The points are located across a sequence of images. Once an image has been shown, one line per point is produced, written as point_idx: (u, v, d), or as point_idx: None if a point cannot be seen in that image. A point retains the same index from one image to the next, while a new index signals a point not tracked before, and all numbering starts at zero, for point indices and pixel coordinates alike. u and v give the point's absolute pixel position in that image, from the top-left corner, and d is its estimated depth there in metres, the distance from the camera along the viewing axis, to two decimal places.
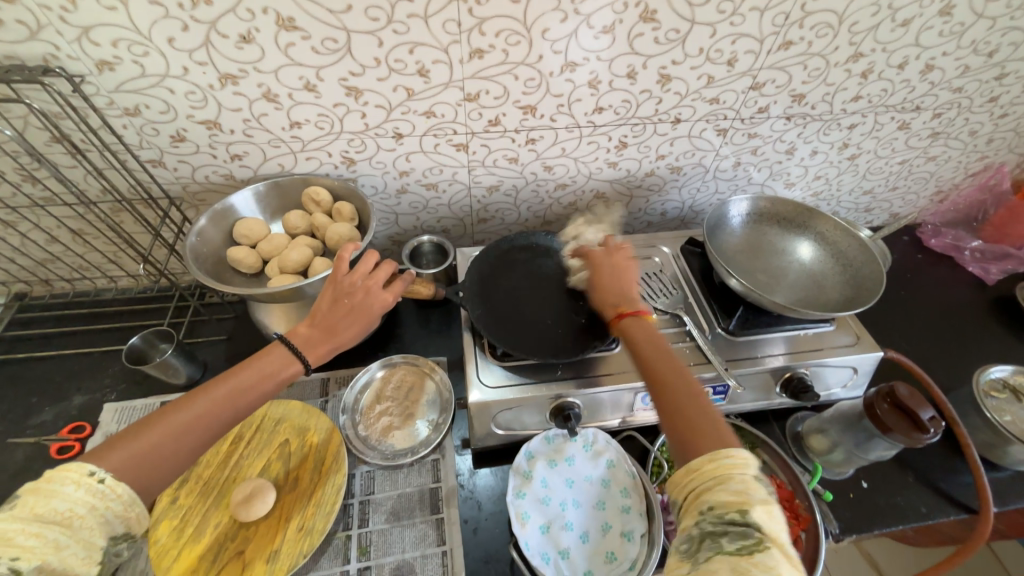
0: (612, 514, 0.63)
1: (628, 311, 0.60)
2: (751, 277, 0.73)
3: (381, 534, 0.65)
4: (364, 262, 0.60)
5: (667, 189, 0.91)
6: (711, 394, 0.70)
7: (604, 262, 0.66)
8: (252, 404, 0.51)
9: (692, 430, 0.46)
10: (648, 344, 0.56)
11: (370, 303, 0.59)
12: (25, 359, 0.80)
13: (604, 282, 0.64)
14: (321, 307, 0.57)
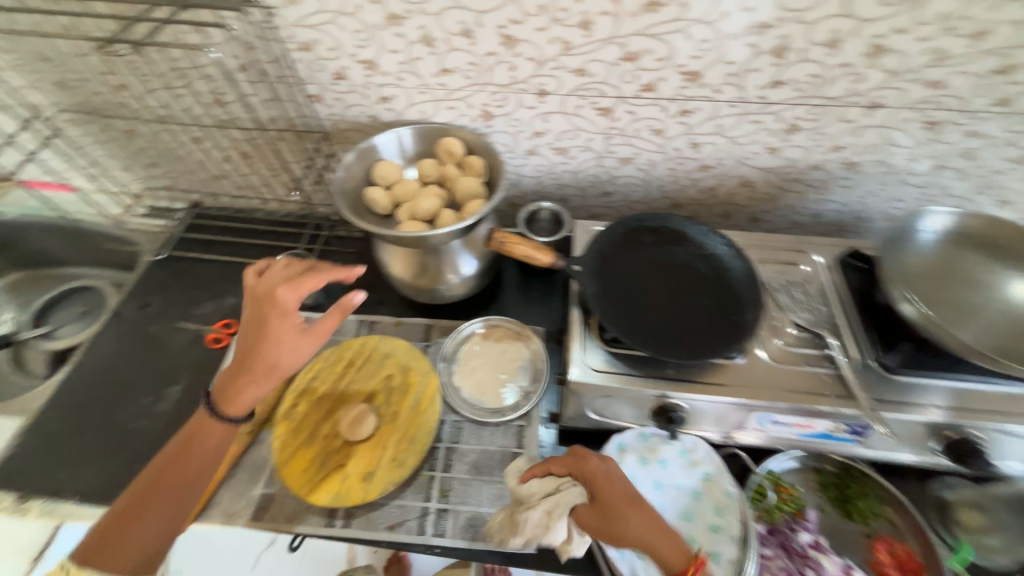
0: (699, 530, 0.58)
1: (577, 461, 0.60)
2: (937, 304, 0.60)
3: (462, 483, 0.67)
4: (291, 302, 0.59)
5: (831, 187, 0.77)
6: (845, 432, 0.60)
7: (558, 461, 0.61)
8: (256, 398, 0.60)
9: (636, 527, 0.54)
10: (585, 467, 0.59)
11: (285, 301, 0.59)
12: (194, 259, 0.94)
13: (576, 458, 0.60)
14: (281, 302, 0.59)
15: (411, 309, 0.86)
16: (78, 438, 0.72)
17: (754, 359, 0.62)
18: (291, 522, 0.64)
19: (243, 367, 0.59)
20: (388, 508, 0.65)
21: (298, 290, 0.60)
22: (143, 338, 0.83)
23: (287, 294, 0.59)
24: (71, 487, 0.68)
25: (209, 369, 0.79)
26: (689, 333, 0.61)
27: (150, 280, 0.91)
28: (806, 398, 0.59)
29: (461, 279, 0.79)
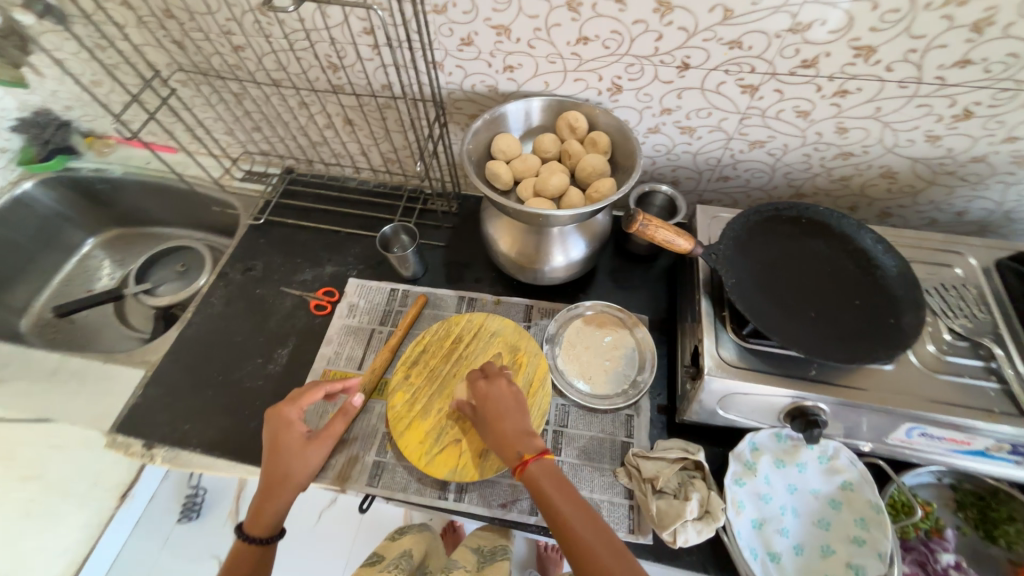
0: (837, 539, 0.57)
1: (531, 454, 0.56)
2: None
3: (572, 467, 0.67)
4: (292, 415, 0.62)
5: (988, 182, 0.70)
6: (1006, 452, 0.55)
7: (494, 387, 0.62)
8: (280, 512, 0.60)
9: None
10: (557, 494, 0.53)
11: (292, 439, 0.61)
12: (292, 225, 0.95)
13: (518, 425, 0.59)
14: (286, 445, 0.61)
15: (509, 288, 0.85)
16: (198, 393, 0.76)
17: (904, 366, 0.58)
18: (406, 491, 0.65)
19: (262, 489, 0.60)
20: (499, 486, 0.65)
21: (300, 403, 0.63)
22: (249, 300, 0.85)
23: (289, 409, 0.63)
24: (196, 438, 0.72)
25: (314, 334, 0.81)
26: (839, 333, 0.56)
27: (251, 244, 0.93)
28: (968, 413, 0.54)
29: (566, 262, 0.76)
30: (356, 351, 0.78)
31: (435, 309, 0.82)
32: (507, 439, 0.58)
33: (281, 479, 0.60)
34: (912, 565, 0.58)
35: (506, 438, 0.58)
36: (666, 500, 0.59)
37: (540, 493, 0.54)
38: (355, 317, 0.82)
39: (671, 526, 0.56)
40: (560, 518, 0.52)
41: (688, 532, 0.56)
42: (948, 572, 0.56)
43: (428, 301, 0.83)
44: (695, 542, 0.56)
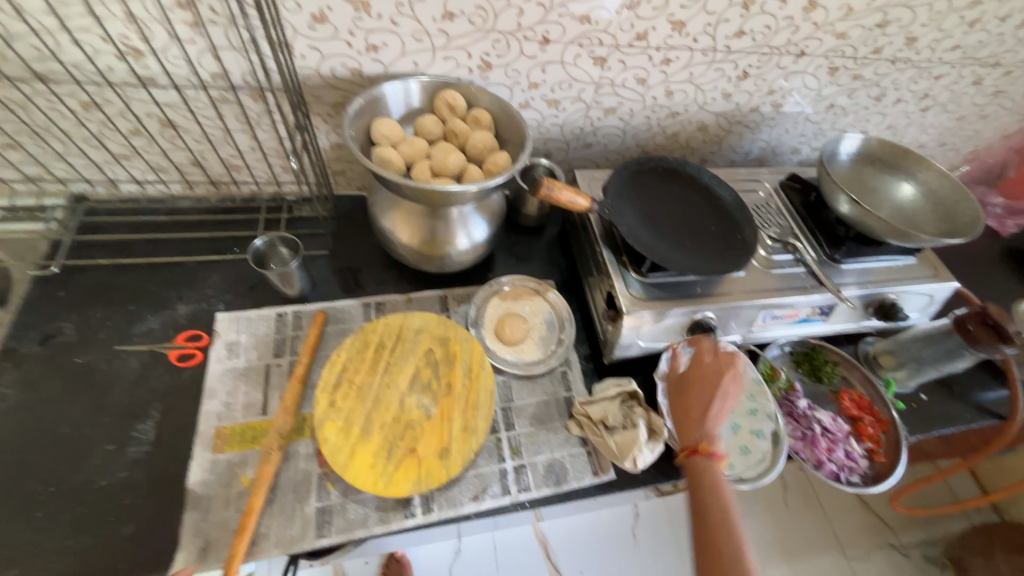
0: (740, 415, 0.71)
1: (699, 447, 0.58)
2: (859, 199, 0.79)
3: (528, 436, 0.68)
4: None
5: (762, 127, 0.94)
6: (818, 314, 0.76)
7: (702, 373, 0.63)
8: None
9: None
10: (710, 485, 0.56)
11: None
12: (106, 267, 0.73)
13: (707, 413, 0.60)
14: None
15: (416, 283, 0.80)
16: (14, 520, 0.53)
17: (751, 269, 0.74)
18: (366, 524, 0.58)
19: None
20: (465, 481, 0.63)
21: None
22: (67, 375, 0.63)
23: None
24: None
25: (186, 391, 0.64)
26: (709, 252, 0.69)
27: (44, 302, 0.68)
28: (793, 292, 0.73)
29: (470, 243, 0.75)
30: (253, 395, 0.65)
31: (340, 323, 0.73)
32: (687, 422, 0.60)
33: None
34: (785, 417, 0.77)
35: (687, 420, 0.60)
36: (621, 433, 0.65)
37: (698, 482, 0.56)
38: (239, 357, 0.67)
39: (630, 454, 0.62)
40: (705, 500, 0.55)
41: (644, 454, 0.63)
42: (805, 412, 0.76)
43: (329, 316, 0.73)
44: (650, 460, 0.63)
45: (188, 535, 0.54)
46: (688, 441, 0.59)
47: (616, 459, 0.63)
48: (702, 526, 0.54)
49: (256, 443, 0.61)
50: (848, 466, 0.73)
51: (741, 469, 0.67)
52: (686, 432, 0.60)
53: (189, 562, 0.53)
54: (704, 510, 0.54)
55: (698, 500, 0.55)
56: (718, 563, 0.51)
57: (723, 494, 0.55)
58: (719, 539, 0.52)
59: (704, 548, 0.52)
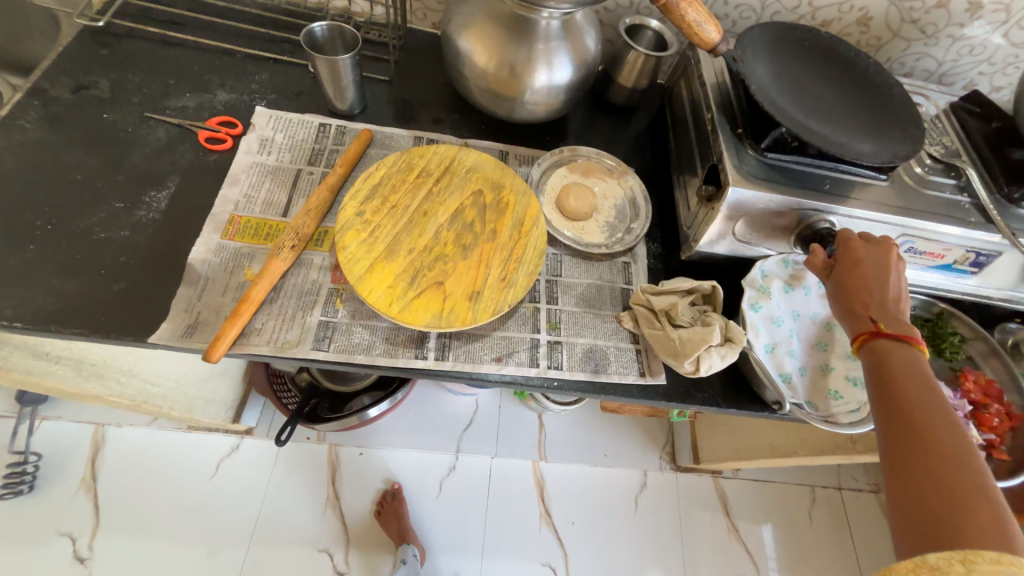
0: (835, 357, 0.57)
1: (890, 333, 0.43)
2: None
3: (571, 315, 0.57)
4: None
5: (939, 37, 0.74)
6: (968, 263, 0.60)
7: (868, 253, 0.48)
8: None
9: (968, 523, 0.33)
10: (913, 381, 0.40)
11: None
12: (155, 39, 0.66)
13: (885, 301, 0.45)
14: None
15: (477, 132, 0.69)
16: (10, 248, 0.49)
17: (899, 184, 0.58)
18: (370, 351, 0.50)
19: None
20: (489, 340, 0.53)
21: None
22: (91, 128, 0.57)
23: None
24: (13, 309, 0.46)
25: (208, 174, 0.57)
26: (863, 137, 0.53)
27: (85, 56, 0.63)
28: (950, 222, 0.56)
29: (549, 83, 0.62)
30: (277, 195, 0.57)
31: (385, 149, 0.64)
32: (861, 305, 0.46)
33: None
34: None
35: (864, 306, 0.45)
36: (688, 329, 0.53)
37: (892, 373, 0.41)
38: (271, 155, 0.60)
39: (696, 354, 0.51)
40: (915, 407, 0.39)
41: (712, 358, 0.51)
42: None
43: (375, 139, 0.64)
44: (717, 367, 0.51)
45: (179, 308, 0.48)
46: (862, 322, 0.45)
47: (675, 358, 0.52)
48: (899, 424, 0.39)
49: (269, 240, 0.54)
50: None
51: (824, 414, 0.54)
52: (857, 316, 0.45)
53: (173, 334, 0.47)
54: (899, 410, 0.39)
55: (892, 396, 0.40)
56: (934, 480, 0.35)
57: (935, 391, 0.40)
58: (936, 447, 0.36)
59: (913, 466, 0.36)
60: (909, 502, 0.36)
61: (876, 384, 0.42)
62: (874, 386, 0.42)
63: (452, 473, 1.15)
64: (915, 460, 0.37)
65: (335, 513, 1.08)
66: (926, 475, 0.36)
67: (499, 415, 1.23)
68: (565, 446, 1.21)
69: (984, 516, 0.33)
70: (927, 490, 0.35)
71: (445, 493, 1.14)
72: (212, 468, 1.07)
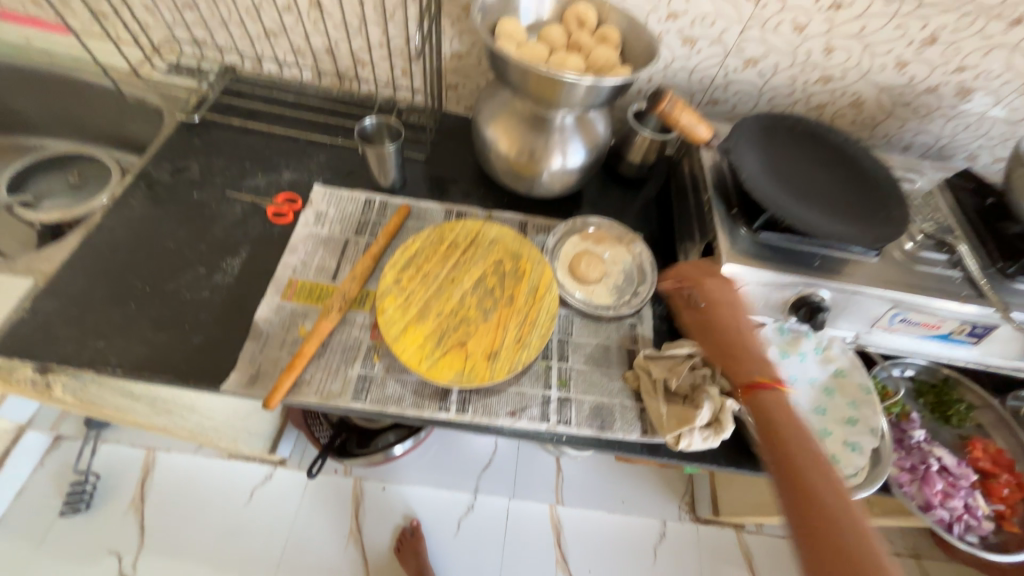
0: (833, 421, 0.60)
1: (766, 380, 0.53)
2: None
3: (581, 373, 0.63)
4: None
5: (933, 117, 0.79)
6: (966, 334, 0.62)
7: (723, 294, 0.59)
8: None
9: (843, 541, 0.40)
10: (791, 429, 0.49)
11: None
12: (237, 128, 0.80)
13: (747, 340, 0.56)
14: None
15: (500, 204, 0.79)
16: (116, 305, 0.60)
17: (888, 260, 0.62)
18: (400, 403, 0.57)
19: None
20: (505, 395, 0.60)
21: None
22: (183, 204, 0.70)
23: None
24: (115, 357, 0.56)
25: (273, 243, 0.68)
26: (850, 220, 0.58)
27: (182, 144, 0.77)
28: (941, 297, 0.60)
29: (564, 167, 0.71)
30: (328, 261, 0.67)
31: (420, 220, 0.73)
32: (735, 358, 0.56)
33: None
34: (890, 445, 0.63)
35: (731, 353, 0.56)
36: (677, 405, 0.58)
37: (769, 419, 0.50)
38: (324, 226, 0.70)
39: (678, 430, 0.55)
40: (785, 444, 0.48)
41: (693, 438, 0.55)
42: (920, 445, 0.62)
43: (412, 212, 0.74)
44: (698, 447, 0.55)
45: (244, 360, 0.57)
46: (736, 374, 0.55)
47: (660, 428, 0.57)
48: (777, 461, 0.47)
49: (320, 301, 0.63)
50: (966, 522, 0.58)
51: None
52: (740, 372, 0.55)
53: (239, 383, 0.56)
54: (785, 459, 0.47)
55: (772, 440, 0.49)
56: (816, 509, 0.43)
57: (801, 428, 0.49)
58: (807, 479, 0.45)
59: (793, 497, 0.44)
60: (805, 533, 0.42)
61: (762, 430, 0.50)
62: (761, 432, 0.50)
63: (470, 513, 1.19)
64: (797, 493, 0.44)
65: (357, 546, 1.13)
66: (805, 505, 0.43)
67: (517, 456, 1.26)
68: (580, 491, 1.23)
69: (853, 533, 0.41)
70: (812, 517, 0.42)
71: (463, 531, 1.17)
72: (247, 495, 1.15)
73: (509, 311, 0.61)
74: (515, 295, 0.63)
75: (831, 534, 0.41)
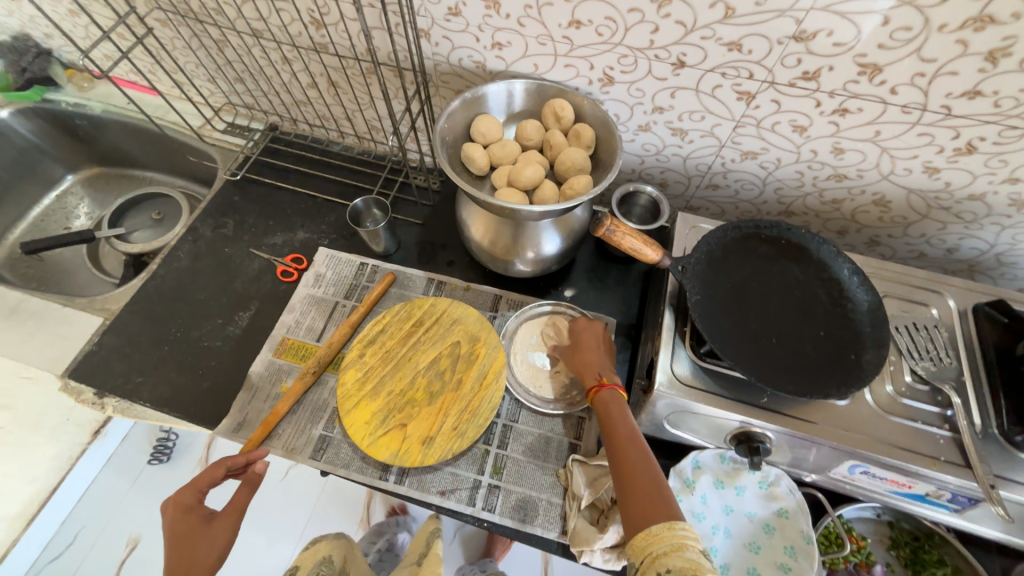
0: (764, 563, 0.57)
1: (609, 383, 0.60)
2: None
3: (515, 463, 0.66)
4: (188, 498, 0.57)
5: (983, 222, 0.67)
6: (945, 499, 0.55)
7: (589, 331, 0.68)
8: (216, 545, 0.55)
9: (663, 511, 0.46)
10: (623, 426, 0.55)
11: (209, 538, 0.55)
12: (268, 185, 0.92)
13: (594, 353, 0.66)
14: (201, 531, 0.55)
15: (482, 275, 0.83)
16: (154, 348, 0.75)
17: (858, 404, 0.57)
18: (348, 467, 0.66)
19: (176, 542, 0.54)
20: (441, 473, 0.66)
21: (197, 484, 0.57)
22: (216, 258, 0.84)
23: (184, 492, 0.57)
24: (147, 393, 0.71)
25: (277, 301, 0.80)
26: (800, 364, 0.55)
27: (225, 200, 0.90)
28: (911, 458, 0.53)
29: (537, 255, 0.73)
30: (317, 322, 0.77)
31: (403, 288, 0.80)
32: (589, 368, 0.64)
33: (187, 541, 0.54)
34: None
35: (589, 366, 0.64)
36: (585, 522, 0.59)
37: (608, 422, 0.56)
38: (320, 288, 0.80)
39: (579, 548, 0.57)
40: (621, 439, 0.53)
41: (594, 556, 0.57)
42: None
43: (397, 279, 0.81)
44: (598, 565, 0.58)
45: (235, 408, 0.69)
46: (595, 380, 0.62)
47: (567, 538, 0.59)
48: (623, 464, 0.52)
49: (303, 361, 0.73)
50: None
51: None
52: (592, 375, 0.63)
53: (227, 428, 0.68)
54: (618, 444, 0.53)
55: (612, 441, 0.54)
56: (639, 494, 0.48)
57: (633, 429, 0.55)
58: (640, 474, 0.50)
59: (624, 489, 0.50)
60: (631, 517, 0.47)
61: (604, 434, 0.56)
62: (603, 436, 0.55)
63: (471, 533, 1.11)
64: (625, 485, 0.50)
65: None
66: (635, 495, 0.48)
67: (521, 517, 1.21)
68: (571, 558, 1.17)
69: (661, 502, 0.47)
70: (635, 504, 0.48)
71: (470, 548, 1.08)
72: (283, 473, 1.15)
73: (455, 397, 0.66)
74: (464, 382, 0.67)
75: (648, 511, 0.46)
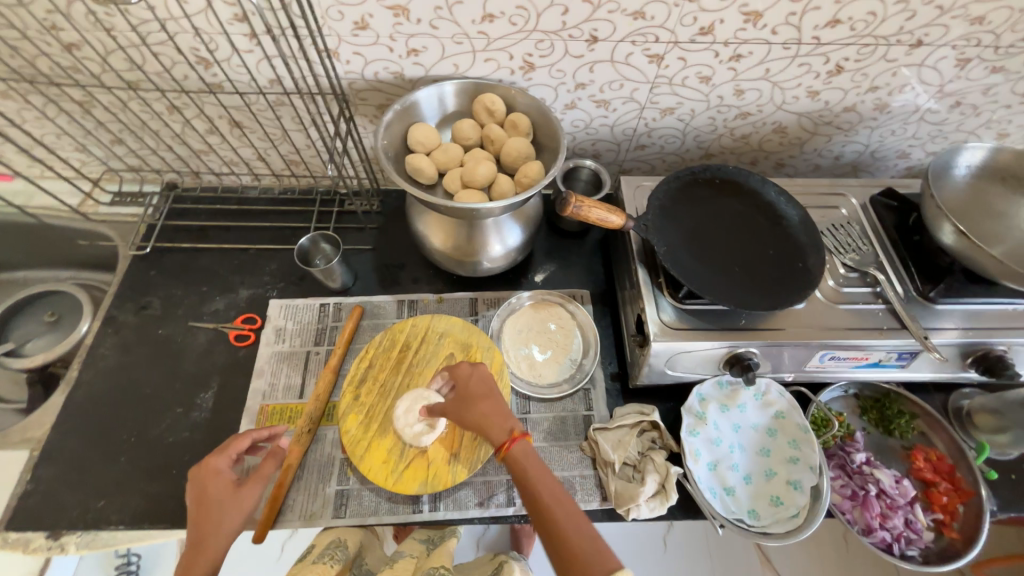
0: (777, 462, 0.64)
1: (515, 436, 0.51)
2: (979, 226, 0.66)
3: (540, 451, 0.68)
4: (218, 464, 0.53)
5: (858, 128, 0.79)
6: (894, 360, 0.66)
7: (472, 373, 0.59)
8: (232, 521, 0.50)
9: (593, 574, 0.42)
10: (542, 481, 0.48)
11: (225, 516, 0.50)
12: (187, 250, 0.82)
13: (482, 398, 0.56)
14: (228, 499, 0.51)
15: (450, 283, 0.82)
16: (108, 462, 0.65)
17: (813, 304, 0.65)
18: (377, 513, 0.62)
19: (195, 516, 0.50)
20: (473, 486, 0.65)
21: (230, 449, 0.55)
22: (151, 343, 0.74)
23: (217, 458, 0.54)
24: (116, 514, 0.62)
25: (241, 369, 0.72)
26: (763, 282, 0.62)
27: (140, 278, 0.79)
28: (864, 335, 0.63)
29: (503, 250, 0.74)
30: (293, 378, 0.71)
31: (375, 318, 0.77)
32: (484, 420, 0.54)
33: (207, 509, 0.50)
34: (836, 470, 0.68)
35: (487, 419, 0.54)
36: (623, 481, 0.63)
37: (528, 482, 0.49)
38: (284, 342, 0.74)
39: (627, 506, 0.61)
40: (545, 502, 0.47)
41: (641, 509, 0.61)
42: (861, 468, 0.67)
43: (365, 310, 0.77)
44: (646, 516, 0.61)
45: None
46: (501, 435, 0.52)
47: (612, 501, 0.62)
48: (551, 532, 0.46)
49: (292, 423, 0.68)
50: (906, 537, 0.64)
51: (767, 522, 0.61)
52: (494, 431, 0.53)
53: None
54: (543, 511, 0.47)
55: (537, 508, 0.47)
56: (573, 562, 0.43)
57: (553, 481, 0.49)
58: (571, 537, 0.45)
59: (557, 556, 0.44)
60: None
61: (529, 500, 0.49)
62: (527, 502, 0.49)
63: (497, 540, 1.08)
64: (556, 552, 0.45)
65: None
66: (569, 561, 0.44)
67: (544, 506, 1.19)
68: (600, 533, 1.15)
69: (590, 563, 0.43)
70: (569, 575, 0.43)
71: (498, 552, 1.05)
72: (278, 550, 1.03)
73: None
74: None
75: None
